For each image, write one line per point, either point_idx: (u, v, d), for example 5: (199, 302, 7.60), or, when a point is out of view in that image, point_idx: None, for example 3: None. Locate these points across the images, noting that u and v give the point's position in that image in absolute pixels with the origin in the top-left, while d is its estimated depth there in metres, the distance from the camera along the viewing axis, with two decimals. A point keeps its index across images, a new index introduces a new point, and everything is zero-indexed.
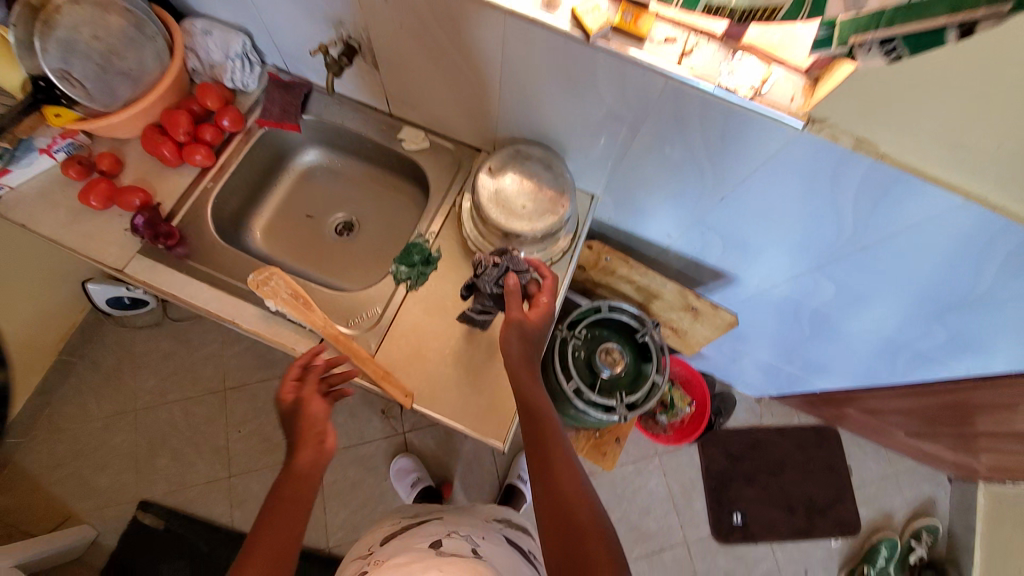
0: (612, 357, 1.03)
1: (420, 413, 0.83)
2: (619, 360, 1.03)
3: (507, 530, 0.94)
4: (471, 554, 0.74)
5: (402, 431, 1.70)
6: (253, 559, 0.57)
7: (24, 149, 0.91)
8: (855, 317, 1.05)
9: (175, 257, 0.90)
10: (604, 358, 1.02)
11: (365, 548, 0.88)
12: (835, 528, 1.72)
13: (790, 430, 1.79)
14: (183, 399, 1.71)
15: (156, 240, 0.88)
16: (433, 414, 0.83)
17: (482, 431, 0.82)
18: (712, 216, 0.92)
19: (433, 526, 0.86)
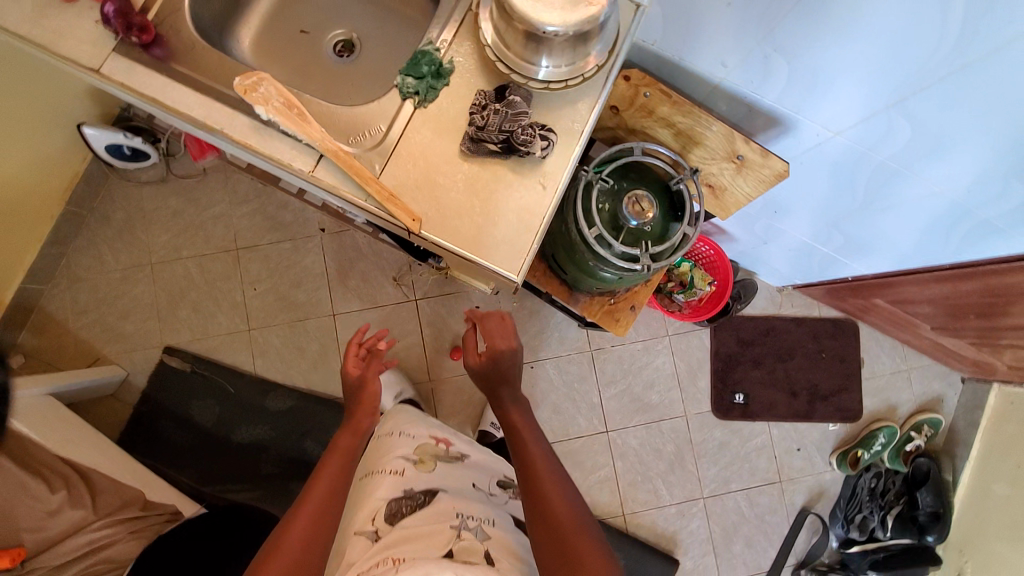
0: (642, 205, 0.92)
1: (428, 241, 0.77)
2: (649, 209, 0.92)
3: (510, 504, 1.10)
4: (484, 558, 0.84)
5: (414, 298, 1.70)
6: (321, 480, 0.91)
7: None
8: (921, 176, 0.92)
9: (152, 57, 0.81)
10: (632, 205, 0.91)
11: (368, 520, 0.93)
12: (834, 413, 1.76)
13: (808, 321, 1.75)
14: (197, 256, 1.72)
15: (130, 32, 0.79)
16: (443, 241, 0.76)
17: (495, 261, 0.76)
18: (782, 29, 0.76)
19: (443, 502, 0.95)
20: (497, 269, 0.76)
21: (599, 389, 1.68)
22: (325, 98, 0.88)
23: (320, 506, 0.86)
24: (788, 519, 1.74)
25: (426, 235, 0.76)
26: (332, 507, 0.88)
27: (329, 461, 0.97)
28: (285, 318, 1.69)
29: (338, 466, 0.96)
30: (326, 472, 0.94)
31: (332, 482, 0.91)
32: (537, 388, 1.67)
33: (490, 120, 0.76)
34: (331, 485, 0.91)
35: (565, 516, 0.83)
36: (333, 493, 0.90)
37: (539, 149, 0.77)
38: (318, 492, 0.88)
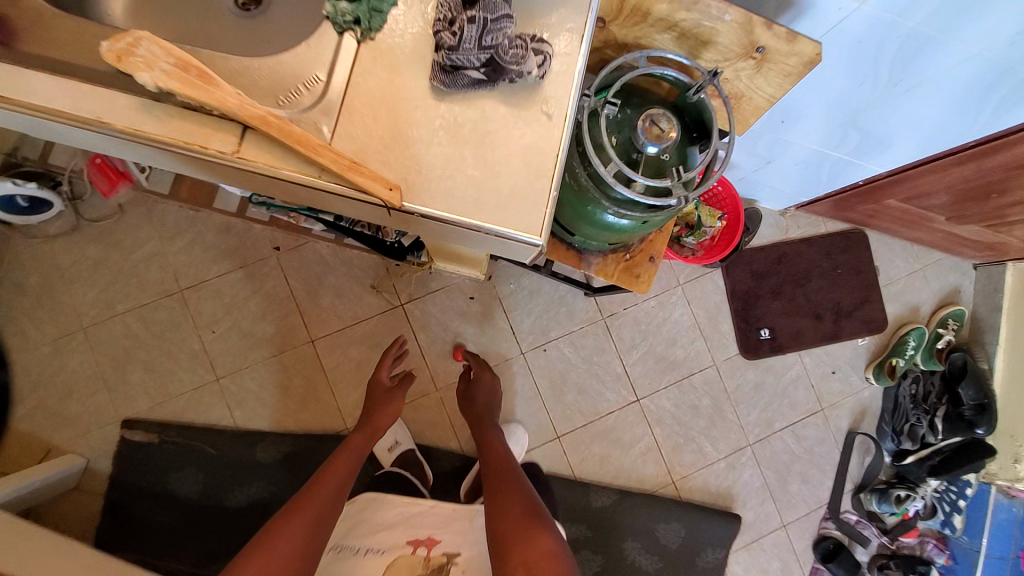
0: (660, 128, 0.75)
1: (417, 215, 0.58)
2: (670, 131, 0.75)
3: None
4: None
5: (400, 303, 1.50)
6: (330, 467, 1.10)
7: None
8: (965, 29, 0.80)
9: None
10: (649, 126, 0.74)
11: None
12: (861, 328, 1.68)
13: (817, 239, 1.66)
14: (137, 308, 1.46)
15: None
16: (435, 210, 0.58)
17: (509, 221, 0.58)
18: None
19: None
20: (512, 232, 0.58)
21: (621, 357, 1.54)
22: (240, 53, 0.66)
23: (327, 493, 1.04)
24: (837, 445, 1.66)
25: (410, 206, 0.57)
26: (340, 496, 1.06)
27: (345, 451, 1.14)
28: (257, 356, 1.46)
29: (351, 458, 1.13)
30: (341, 463, 1.11)
31: (338, 477, 1.08)
32: (556, 371, 1.51)
33: (464, 34, 0.57)
34: (339, 476, 1.08)
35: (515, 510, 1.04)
36: (343, 483, 1.08)
37: (533, 68, 0.59)
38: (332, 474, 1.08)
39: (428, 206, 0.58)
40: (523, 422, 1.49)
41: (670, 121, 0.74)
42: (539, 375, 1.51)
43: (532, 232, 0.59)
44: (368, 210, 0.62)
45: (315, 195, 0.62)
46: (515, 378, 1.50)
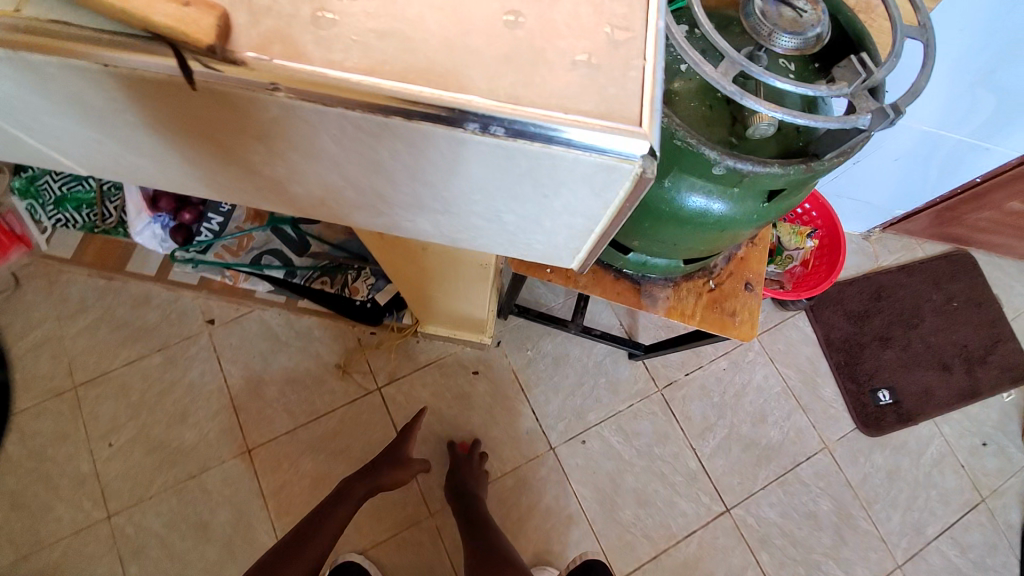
0: (797, 7, 0.41)
1: (278, 85, 0.25)
2: (816, 10, 0.41)
3: None
4: None
5: (377, 388, 1.08)
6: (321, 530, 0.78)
7: None
8: None
9: None
10: (776, 9, 0.41)
11: None
12: (1002, 378, 1.24)
13: (916, 266, 1.28)
14: (13, 416, 1.06)
15: None
16: (325, 70, 0.24)
17: (547, 87, 0.25)
18: None
19: None
20: (530, 111, 0.24)
21: (694, 447, 1.07)
22: None
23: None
24: (1012, 552, 1.14)
25: (253, 61, 0.24)
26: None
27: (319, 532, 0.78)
28: (168, 479, 1.02)
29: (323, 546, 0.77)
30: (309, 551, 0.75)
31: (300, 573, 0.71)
32: (603, 474, 1.04)
33: None
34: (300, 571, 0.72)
35: None
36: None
37: None
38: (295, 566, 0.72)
39: (316, 66, 0.25)
40: (560, 559, 0.99)
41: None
42: (577, 483, 1.03)
43: (616, 111, 0.25)
44: (187, 112, 0.27)
45: (68, 103, 0.28)
46: (545, 488, 1.03)
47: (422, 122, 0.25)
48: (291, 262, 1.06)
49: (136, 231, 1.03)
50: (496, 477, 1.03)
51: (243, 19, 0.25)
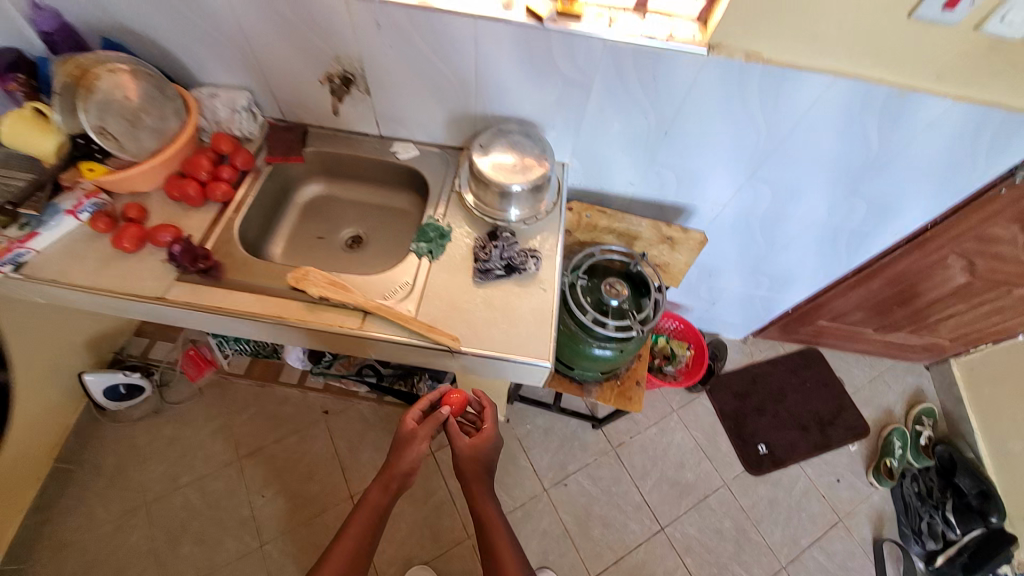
0: (615, 288, 1.17)
1: (470, 352, 0.93)
2: (622, 289, 1.17)
3: None
4: None
5: (432, 452, 1.69)
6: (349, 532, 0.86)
7: (52, 213, 0.98)
8: (795, 214, 1.27)
9: (211, 277, 0.98)
10: (609, 290, 1.16)
11: None
12: (847, 434, 1.85)
13: (779, 359, 1.97)
14: (198, 478, 1.63)
15: (196, 262, 0.96)
16: (481, 351, 0.93)
17: (533, 351, 0.94)
18: (661, 152, 1.12)
19: None
20: (538, 361, 0.93)
21: (637, 485, 1.66)
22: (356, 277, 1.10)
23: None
24: (870, 559, 1.64)
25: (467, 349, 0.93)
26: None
27: (342, 541, 0.85)
28: (300, 518, 1.58)
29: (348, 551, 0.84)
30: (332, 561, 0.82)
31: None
32: (579, 505, 1.62)
33: (491, 253, 1.00)
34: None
35: None
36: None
37: (532, 264, 1.01)
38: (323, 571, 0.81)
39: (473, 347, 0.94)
40: (554, 564, 1.52)
41: (621, 284, 1.18)
42: (563, 511, 1.60)
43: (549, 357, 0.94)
44: (436, 355, 0.96)
45: (399, 351, 0.97)
46: (542, 516, 1.59)
47: (504, 360, 0.94)
48: (381, 372, 1.67)
49: (288, 355, 1.69)
50: (510, 510, 1.59)
51: (457, 331, 0.95)
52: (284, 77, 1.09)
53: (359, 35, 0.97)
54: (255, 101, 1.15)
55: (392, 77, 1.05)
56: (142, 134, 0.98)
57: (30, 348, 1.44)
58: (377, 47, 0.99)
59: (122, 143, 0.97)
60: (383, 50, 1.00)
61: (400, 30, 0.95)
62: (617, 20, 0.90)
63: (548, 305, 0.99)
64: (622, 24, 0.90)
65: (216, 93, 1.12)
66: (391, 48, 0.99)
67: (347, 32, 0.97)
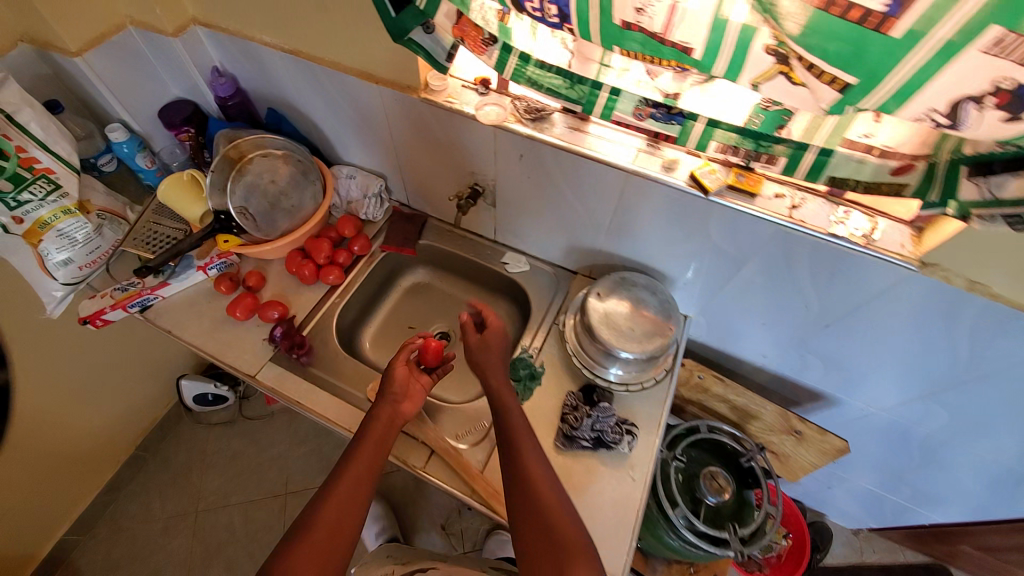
0: (718, 483, 0.98)
1: None
2: (726, 488, 0.97)
3: None
4: None
5: (464, 551, 1.58)
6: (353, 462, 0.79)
7: (185, 266, 1.04)
8: (971, 445, 0.99)
9: (300, 364, 0.99)
10: (710, 485, 0.98)
11: None
12: None
13: (896, 568, 1.58)
14: (245, 502, 1.68)
15: (292, 350, 0.97)
16: None
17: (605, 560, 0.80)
18: (814, 341, 0.94)
19: None
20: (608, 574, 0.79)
21: None
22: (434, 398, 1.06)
23: (319, 541, 0.71)
24: None
25: None
26: (344, 530, 0.73)
27: (343, 478, 0.77)
28: None
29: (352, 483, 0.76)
30: (334, 497, 0.75)
31: (336, 515, 0.74)
32: None
33: (582, 421, 0.88)
34: (336, 514, 0.74)
35: (560, 518, 0.72)
36: (344, 519, 0.74)
37: (626, 445, 0.87)
38: (330, 507, 0.74)
39: None
40: None
41: (726, 482, 0.97)
42: None
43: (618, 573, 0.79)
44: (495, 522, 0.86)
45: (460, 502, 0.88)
46: None
47: None
48: None
49: None
50: None
51: None
52: (418, 174, 1.09)
53: (499, 160, 0.93)
54: (387, 187, 1.17)
55: (521, 199, 0.99)
56: (277, 214, 1.01)
57: (145, 341, 1.60)
58: (515, 172, 0.94)
59: (257, 219, 0.98)
60: (520, 177, 0.94)
61: (544, 166, 0.88)
62: (802, 206, 0.75)
63: (636, 503, 0.84)
64: (807, 213, 0.74)
65: (353, 174, 1.14)
66: (531, 178, 0.93)
67: (489, 156, 0.93)
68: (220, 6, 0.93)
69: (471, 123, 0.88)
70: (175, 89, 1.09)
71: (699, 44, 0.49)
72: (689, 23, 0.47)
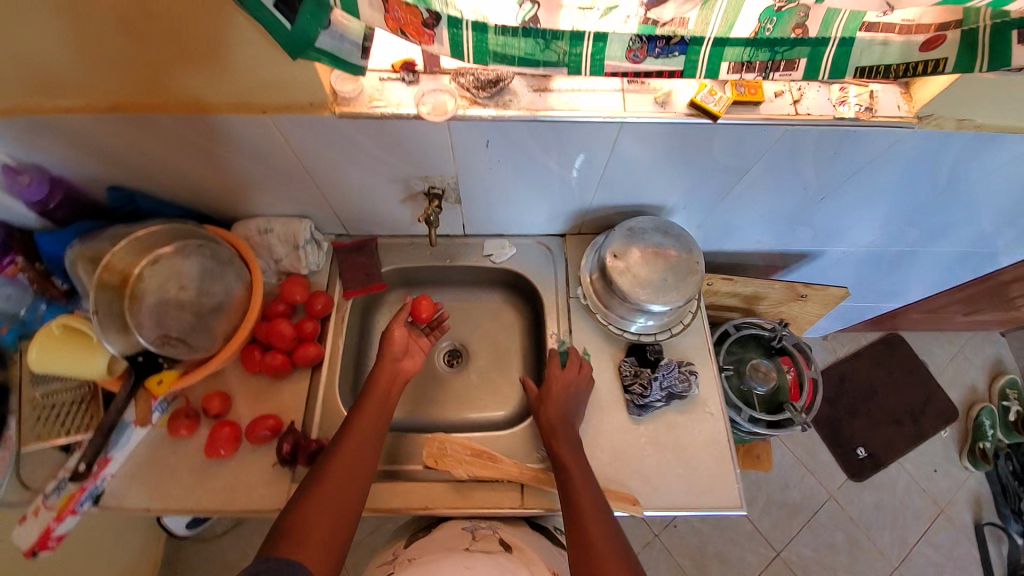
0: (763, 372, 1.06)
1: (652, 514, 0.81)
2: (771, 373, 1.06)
3: None
4: None
5: None
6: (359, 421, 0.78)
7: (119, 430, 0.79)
8: (933, 247, 1.12)
9: None
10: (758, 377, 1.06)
11: None
12: (938, 420, 1.82)
13: (863, 352, 1.91)
14: None
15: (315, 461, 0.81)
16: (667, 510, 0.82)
17: (722, 499, 0.83)
18: (807, 215, 0.97)
19: None
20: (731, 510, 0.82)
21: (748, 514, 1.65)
22: (480, 425, 0.97)
23: (332, 496, 0.68)
24: (973, 543, 1.67)
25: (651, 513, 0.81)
26: (358, 486, 0.71)
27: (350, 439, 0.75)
28: None
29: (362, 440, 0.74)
30: (347, 454, 0.73)
31: (348, 469, 0.72)
32: (694, 546, 1.60)
33: (649, 385, 0.86)
34: (348, 469, 0.72)
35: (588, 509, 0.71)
36: (356, 479, 0.72)
37: (695, 386, 0.88)
38: (340, 465, 0.71)
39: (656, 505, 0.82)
40: None
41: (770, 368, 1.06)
42: (680, 554, 1.59)
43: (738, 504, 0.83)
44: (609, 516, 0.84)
45: None
46: (661, 565, 1.57)
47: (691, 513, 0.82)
48: None
49: None
50: None
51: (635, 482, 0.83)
52: (351, 196, 0.87)
53: (457, 152, 0.75)
54: (316, 228, 0.95)
55: (490, 184, 0.84)
56: (210, 320, 0.77)
57: None
58: (479, 159, 0.78)
59: (188, 340, 0.75)
60: (487, 162, 0.78)
61: (516, 142, 0.74)
62: (802, 98, 0.70)
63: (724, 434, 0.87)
64: (811, 104, 0.70)
65: (268, 226, 0.90)
66: (500, 161, 0.78)
67: (444, 153, 0.76)
68: None
69: (418, 124, 0.69)
70: None
71: None
72: None
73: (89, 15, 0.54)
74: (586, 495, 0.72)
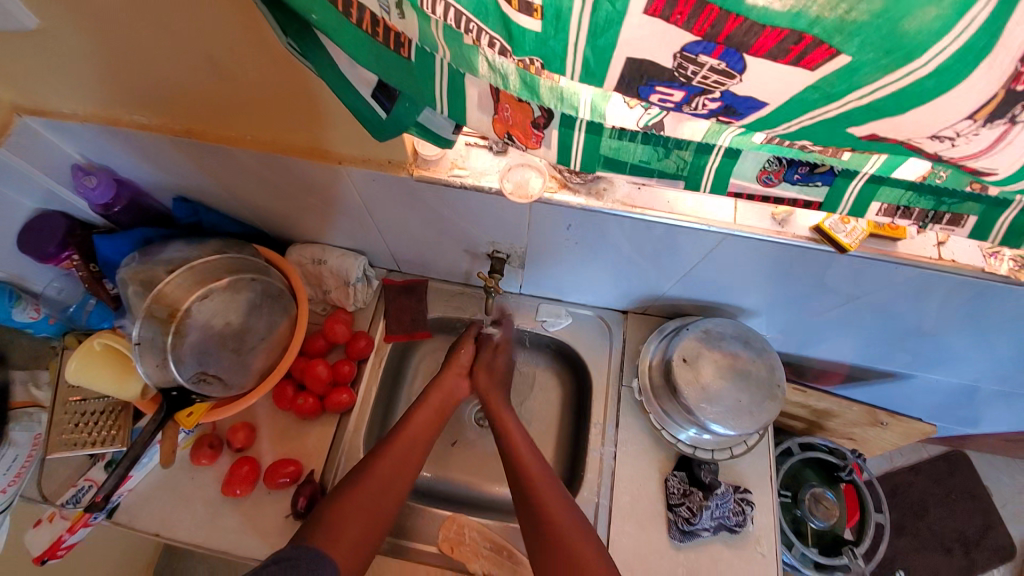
0: (824, 506, 0.98)
1: None
2: (832, 509, 0.98)
3: None
4: None
5: None
6: (416, 418, 0.75)
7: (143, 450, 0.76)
8: None
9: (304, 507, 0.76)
10: (817, 510, 0.98)
11: None
12: (994, 557, 1.56)
13: (922, 464, 1.66)
14: None
15: (298, 496, 0.76)
16: None
17: None
18: (909, 342, 0.85)
19: None
20: None
21: None
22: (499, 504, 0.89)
23: (375, 500, 0.66)
24: None
25: None
26: (406, 480, 0.69)
27: (400, 438, 0.72)
28: None
29: (420, 437, 0.73)
30: (394, 450, 0.71)
31: (390, 472, 0.68)
32: None
33: (699, 512, 0.76)
34: (389, 474, 0.68)
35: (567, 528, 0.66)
36: (402, 478, 0.69)
37: (750, 520, 0.78)
38: (383, 465, 0.69)
39: None
40: None
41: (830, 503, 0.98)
42: None
43: None
44: None
45: None
46: None
47: None
48: None
49: None
50: None
51: None
52: (409, 244, 0.82)
53: (534, 225, 0.68)
54: (370, 262, 0.91)
55: (559, 259, 0.77)
56: (249, 357, 0.74)
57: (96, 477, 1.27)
58: (552, 236, 0.71)
59: (223, 377, 0.72)
60: (563, 240, 0.71)
61: (600, 228, 0.66)
62: (949, 242, 0.61)
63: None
64: (958, 251, 0.60)
65: (323, 257, 0.86)
66: (578, 243, 0.71)
67: (520, 227, 0.69)
68: (59, 86, 0.61)
69: (499, 198, 0.63)
70: (29, 202, 0.75)
71: (1014, 171, 0.29)
72: (1006, 149, 0.27)
73: (177, 55, 0.52)
74: (566, 519, 0.67)
